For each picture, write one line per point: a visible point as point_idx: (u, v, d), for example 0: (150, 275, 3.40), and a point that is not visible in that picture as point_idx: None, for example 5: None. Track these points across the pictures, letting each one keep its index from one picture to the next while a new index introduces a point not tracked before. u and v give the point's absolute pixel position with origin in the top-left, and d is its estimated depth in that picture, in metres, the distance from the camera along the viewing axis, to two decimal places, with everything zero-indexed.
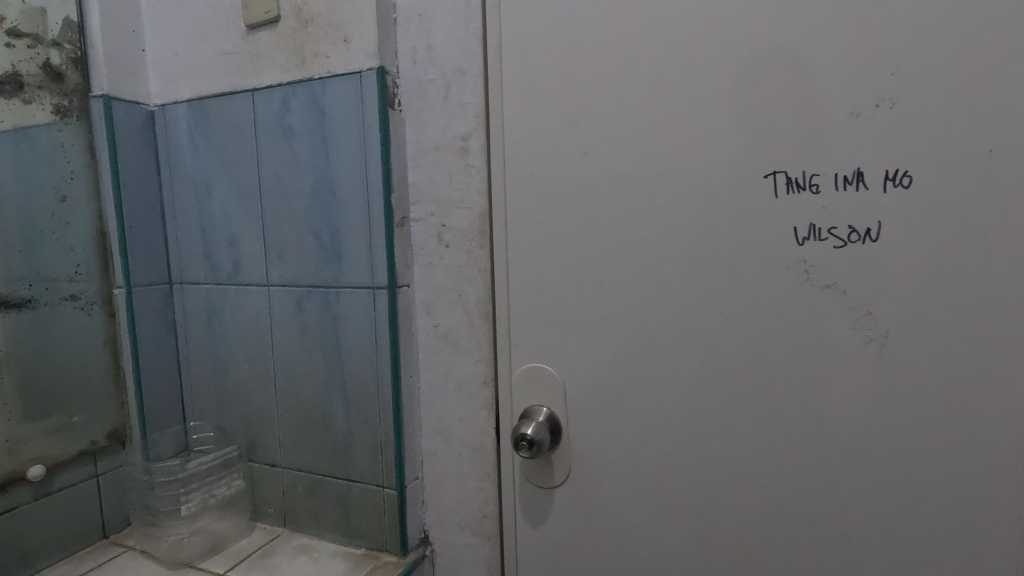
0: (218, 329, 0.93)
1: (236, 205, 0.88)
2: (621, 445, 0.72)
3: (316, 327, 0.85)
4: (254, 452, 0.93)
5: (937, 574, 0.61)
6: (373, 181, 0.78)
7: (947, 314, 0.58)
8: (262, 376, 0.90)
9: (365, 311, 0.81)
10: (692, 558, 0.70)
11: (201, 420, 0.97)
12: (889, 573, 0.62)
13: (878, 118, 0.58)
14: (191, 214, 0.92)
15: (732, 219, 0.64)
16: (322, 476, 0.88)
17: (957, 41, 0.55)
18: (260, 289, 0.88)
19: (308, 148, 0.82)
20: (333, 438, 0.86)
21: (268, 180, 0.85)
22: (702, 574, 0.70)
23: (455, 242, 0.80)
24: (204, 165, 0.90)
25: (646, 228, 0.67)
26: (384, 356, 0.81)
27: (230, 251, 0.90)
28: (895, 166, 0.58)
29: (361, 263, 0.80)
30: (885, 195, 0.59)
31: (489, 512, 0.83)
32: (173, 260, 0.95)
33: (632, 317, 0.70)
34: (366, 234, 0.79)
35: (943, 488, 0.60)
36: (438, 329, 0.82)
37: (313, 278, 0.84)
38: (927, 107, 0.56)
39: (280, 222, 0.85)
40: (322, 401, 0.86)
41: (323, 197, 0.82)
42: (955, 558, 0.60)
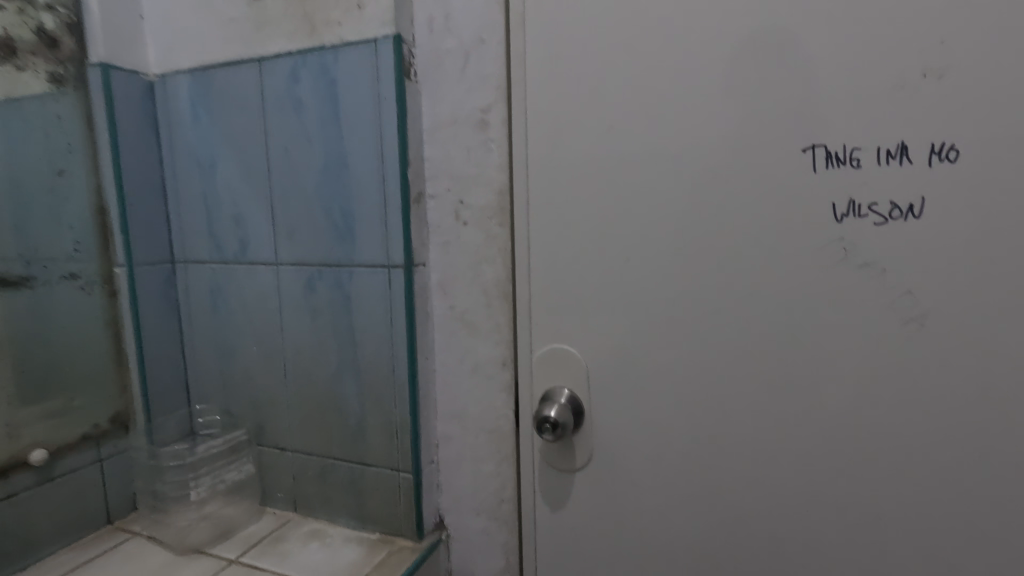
0: (225, 310, 0.90)
1: (242, 180, 0.85)
2: (645, 428, 0.70)
3: (328, 308, 0.82)
4: (263, 436, 0.90)
5: (971, 558, 0.60)
6: (388, 155, 0.75)
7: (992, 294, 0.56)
8: (271, 358, 0.88)
9: (379, 291, 0.78)
10: (717, 542, 0.69)
11: (207, 403, 0.94)
12: (921, 557, 0.61)
13: (926, 89, 0.55)
14: (194, 190, 0.89)
15: (768, 195, 0.62)
16: (334, 460, 0.86)
17: (1012, 7, 0.52)
18: (268, 269, 0.85)
19: (319, 120, 0.78)
20: (346, 421, 0.84)
21: (276, 154, 0.82)
22: (727, 558, 0.69)
23: (473, 220, 0.77)
24: (208, 138, 0.86)
25: (677, 205, 0.65)
26: (399, 337, 0.78)
27: (236, 229, 0.86)
28: (944, 140, 0.55)
29: (376, 240, 0.77)
30: (929, 170, 0.56)
31: (507, 495, 0.81)
32: (176, 238, 0.92)
33: (659, 297, 0.67)
34: (381, 210, 0.76)
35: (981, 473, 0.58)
36: (455, 310, 0.80)
37: (325, 256, 0.81)
38: (979, 77, 0.54)
39: (289, 198, 0.82)
40: (335, 384, 0.84)
41: (335, 172, 0.78)
42: (990, 544, 0.59)
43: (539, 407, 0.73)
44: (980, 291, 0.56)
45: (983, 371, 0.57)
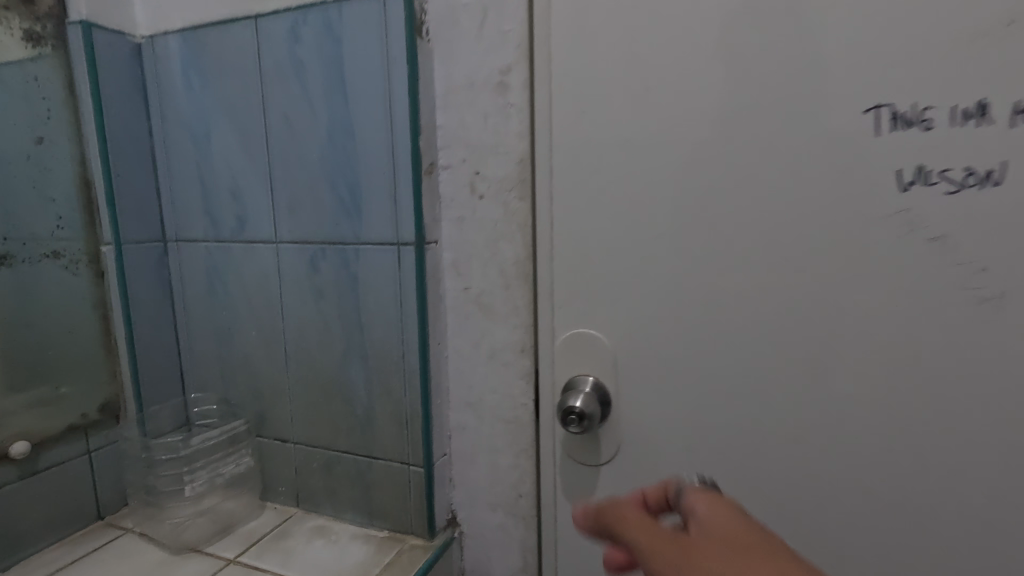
0: (221, 291, 0.84)
1: (239, 151, 0.78)
2: (679, 418, 0.65)
3: (332, 289, 0.76)
4: (263, 427, 0.84)
5: None
6: (398, 121, 0.69)
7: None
8: (271, 343, 0.82)
9: (388, 269, 0.72)
10: None
11: (203, 392, 0.88)
12: (986, 561, 0.56)
13: (1011, 39, 0.49)
14: (187, 162, 0.82)
15: (824, 160, 0.55)
16: (340, 452, 0.80)
17: None
18: (268, 247, 0.79)
19: (322, 84, 0.71)
20: (352, 411, 0.78)
21: (276, 121, 0.75)
22: None
23: (490, 193, 0.70)
24: (201, 105, 0.79)
25: (719, 174, 0.59)
26: (410, 321, 0.72)
27: (233, 204, 0.80)
28: None
29: (384, 215, 0.71)
30: (1013, 131, 0.50)
31: (525, 491, 0.75)
32: (168, 215, 0.85)
33: (698, 275, 0.61)
34: (390, 183, 0.70)
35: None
36: (470, 291, 0.74)
37: (329, 233, 0.75)
38: None
39: (289, 170, 0.75)
40: (340, 371, 0.78)
41: (340, 140, 0.72)
42: None
43: (563, 397, 0.67)
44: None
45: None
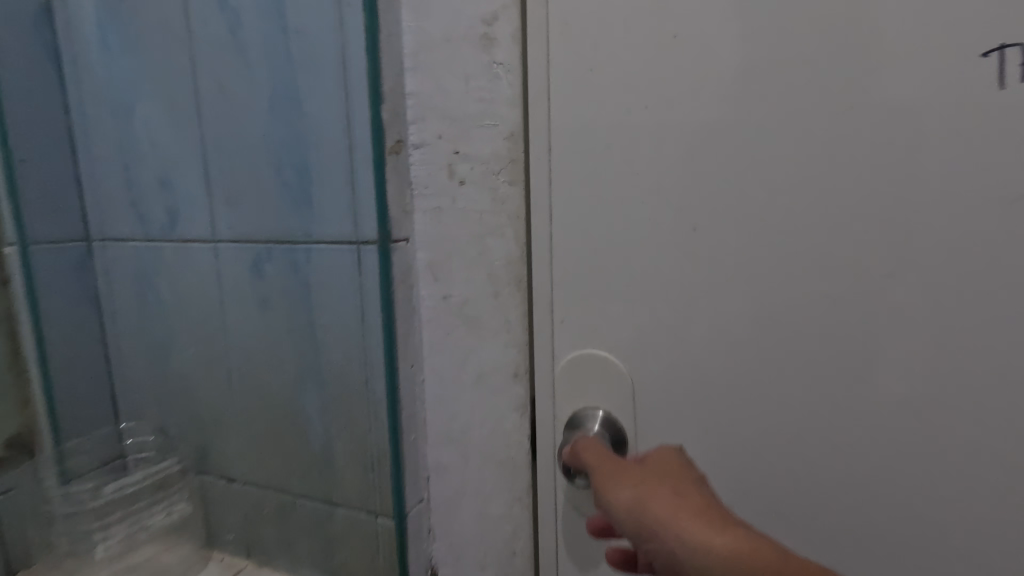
0: (153, 300, 0.70)
1: (167, 129, 0.64)
2: (720, 469, 0.49)
3: (280, 298, 0.61)
4: (206, 463, 0.70)
5: None
6: (354, 85, 0.54)
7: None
8: (213, 363, 0.68)
9: (346, 274, 0.58)
10: None
11: (137, 420, 0.74)
12: None
13: None
14: (110, 144, 0.68)
15: (923, 124, 0.41)
16: (295, 496, 0.66)
17: None
18: (205, 247, 0.65)
19: (261, 41, 0.57)
20: (308, 446, 0.64)
21: (208, 90, 0.60)
22: None
23: (474, 177, 0.56)
24: (122, 74, 0.65)
25: (776, 146, 0.44)
26: (375, 338, 0.58)
27: (162, 194, 0.66)
28: None
29: (340, 206, 0.56)
30: None
31: (521, 546, 0.61)
32: (91, 208, 0.71)
33: (747, 280, 0.47)
34: (346, 165, 0.56)
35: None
36: (449, 301, 0.59)
37: (274, 229, 0.60)
38: None
39: (226, 151, 0.61)
40: (293, 398, 0.63)
41: (283, 112, 0.57)
42: None
43: (568, 436, 0.53)
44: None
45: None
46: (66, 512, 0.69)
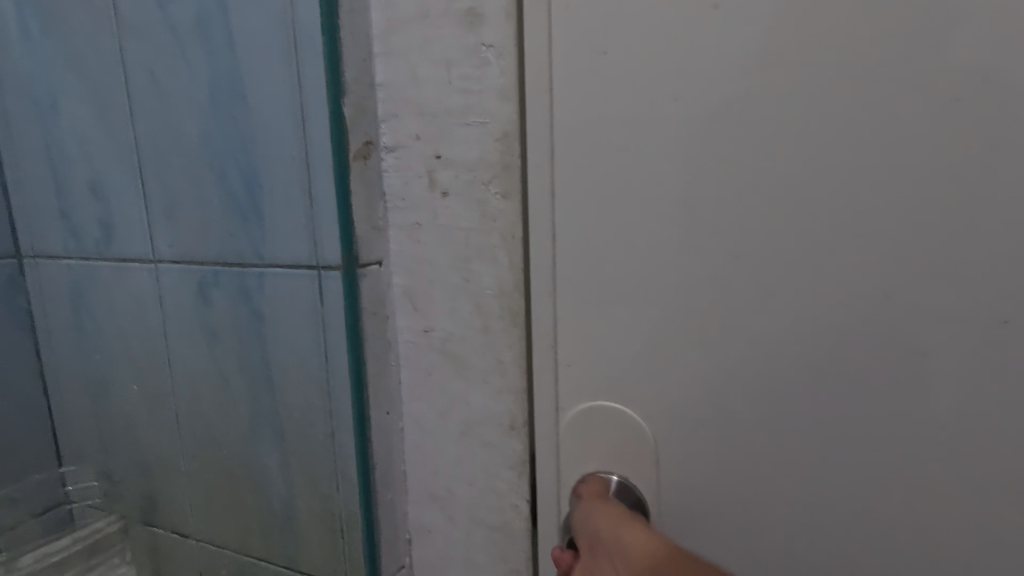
0: (89, 327, 0.60)
1: (96, 127, 0.53)
2: (766, 556, 0.39)
3: (230, 331, 0.51)
4: (155, 514, 0.61)
5: None
6: (308, 72, 0.43)
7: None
8: (158, 402, 0.58)
9: (304, 305, 0.47)
10: None
11: (80, 463, 0.65)
12: None
13: None
14: (34, 145, 0.58)
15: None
16: (254, 559, 0.56)
17: None
18: (144, 267, 0.55)
19: (196, 20, 0.46)
20: (266, 504, 0.54)
21: (139, 81, 0.50)
22: None
23: (458, 187, 0.45)
24: (43, 62, 0.55)
25: (852, 150, 0.33)
26: (339, 382, 0.48)
27: (95, 205, 0.56)
28: None
29: (295, 223, 0.46)
30: None
31: None
32: (20, 220, 0.61)
33: (807, 325, 0.36)
34: (301, 172, 0.45)
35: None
36: (432, 336, 0.49)
37: (220, 248, 0.50)
38: None
39: (162, 154, 0.50)
40: (248, 448, 0.54)
41: (226, 107, 0.47)
42: None
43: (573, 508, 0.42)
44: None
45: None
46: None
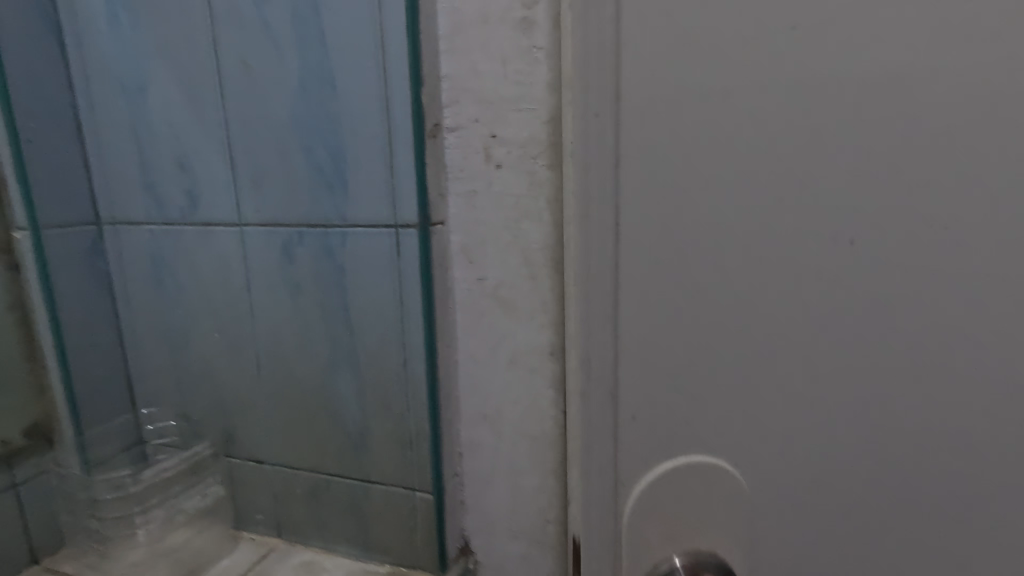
0: (169, 285, 0.68)
1: (187, 108, 0.62)
2: (847, 574, 0.46)
3: (313, 282, 0.61)
4: (233, 446, 0.70)
5: None
6: (393, 67, 0.55)
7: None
8: (239, 347, 0.67)
9: (384, 258, 0.59)
10: None
11: (156, 406, 0.73)
12: None
13: None
14: (120, 123, 0.65)
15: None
16: (328, 476, 0.67)
17: None
18: (229, 231, 0.63)
19: (290, 20, 0.55)
20: (342, 427, 0.64)
21: (231, 69, 0.59)
22: None
23: (511, 161, 0.55)
24: (134, 50, 0.62)
25: (886, 165, 0.40)
26: (412, 320, 0.60)
27: (181, 176, 0.64)
28: None
29: (378, 189, 0.57)
30: None
31: (553, 516, 0.62)
32: (100, 191, 0.68)
33: (874, 337, 0.42)
34: (384, 147, 0.57)
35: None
36: (485, 283, 0.59)
37: (307, 212, 0.60)
38: None
39: (253, 132, 0.60)
40: (326, 382, 0.64)
41: (316, 94, 0.56)
42: None
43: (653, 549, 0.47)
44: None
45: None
46: (110, 495, 0.69)
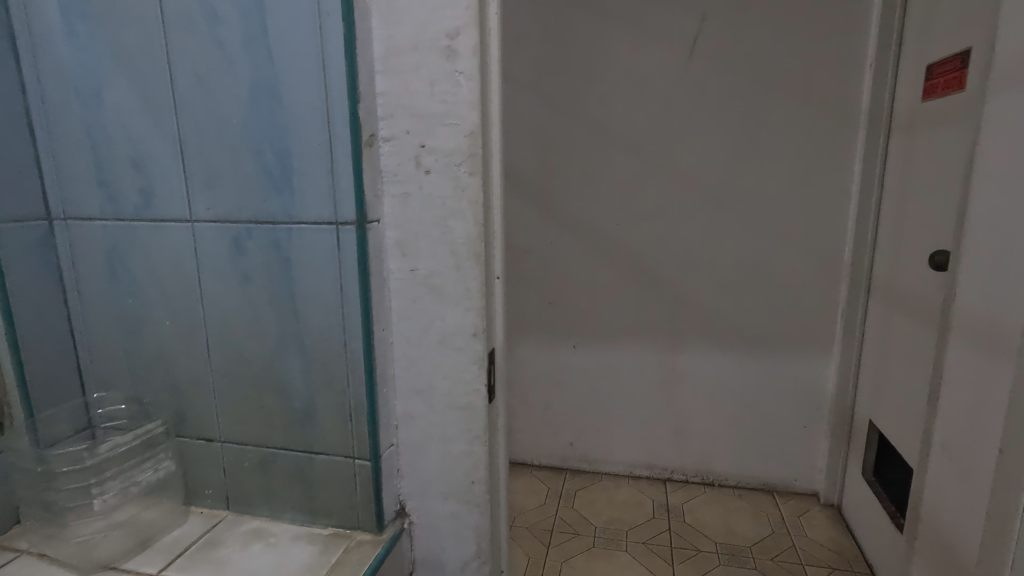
0: (122, 276, 0.73)
1: (142, 113, 0.67)
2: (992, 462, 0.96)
3: (261, 272, 0.68)
4: (184, 426, 0.76)
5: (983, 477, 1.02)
6: (334, 87, 0.61)
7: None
8: (190, 334, 0.73)
9: (326, 251, 0.66)
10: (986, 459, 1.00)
11: (108, 391, 0.78)
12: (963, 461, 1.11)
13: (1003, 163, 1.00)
14: (73, 126, 0.70)
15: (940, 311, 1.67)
16: (275, 449, 0.74)
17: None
18: (181, 226, 0.69)
19: (240, 39, 0.62)
20: (288, 404, 0.72)
21: (184, 80, 0.65)
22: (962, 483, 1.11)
23: (438, 168, 0.65)
24: (89, 59, 0.67)
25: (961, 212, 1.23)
26: (352, 306, 0.66)
27: (136, 175, 0.69)
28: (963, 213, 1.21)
29: (320, 191, 0.64)
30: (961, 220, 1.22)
31: (479, 477, 0.72)
32: (53, 189, 0.73)
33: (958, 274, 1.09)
34: (326, 157, 0.63)
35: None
36: (417, 274, 0.68)
37: (255, 209, 0.67)
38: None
39: (205, 136, 0.66)
40: (274, 363, 0.71)
41: (263, 105, 0.63)
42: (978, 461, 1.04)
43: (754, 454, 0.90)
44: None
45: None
46: (68, 467, 0.76)
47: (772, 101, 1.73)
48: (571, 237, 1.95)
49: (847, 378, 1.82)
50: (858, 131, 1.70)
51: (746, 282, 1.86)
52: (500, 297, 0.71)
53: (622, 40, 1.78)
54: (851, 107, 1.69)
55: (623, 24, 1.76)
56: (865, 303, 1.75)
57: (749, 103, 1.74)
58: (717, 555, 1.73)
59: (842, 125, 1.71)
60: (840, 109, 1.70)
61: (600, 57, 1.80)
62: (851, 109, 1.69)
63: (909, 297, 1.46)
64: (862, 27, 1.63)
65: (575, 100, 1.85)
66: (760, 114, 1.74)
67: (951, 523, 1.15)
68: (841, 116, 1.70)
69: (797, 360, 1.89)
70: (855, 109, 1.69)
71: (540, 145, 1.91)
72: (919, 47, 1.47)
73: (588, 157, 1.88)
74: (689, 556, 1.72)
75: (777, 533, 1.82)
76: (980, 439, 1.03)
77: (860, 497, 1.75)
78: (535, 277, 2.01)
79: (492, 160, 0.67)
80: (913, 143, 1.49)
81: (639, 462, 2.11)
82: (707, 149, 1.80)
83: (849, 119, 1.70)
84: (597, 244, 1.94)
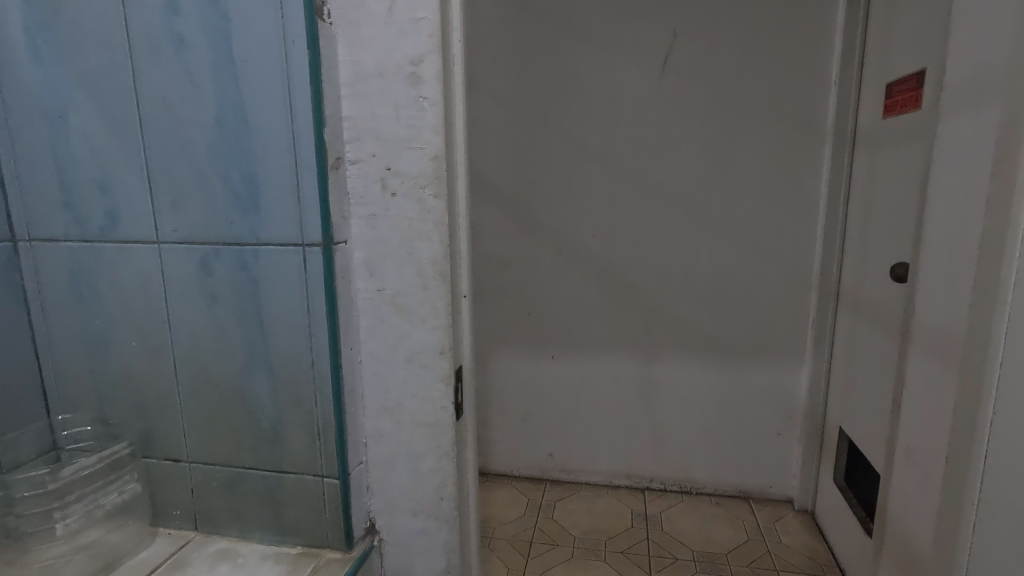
0: (88, 297, 0.73)
1: (108, 136, 0.68)
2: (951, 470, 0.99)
3: (229, 293, 0.69)
4: (151, 448, 0.76)
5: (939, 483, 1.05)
6: (299, 112, 0.62)
7: (1007, 268, 0.87)
8: (157, 354, 0.73)
9: (293, 272, 0.67)
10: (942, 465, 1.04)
11: (73, 412, 0.78)
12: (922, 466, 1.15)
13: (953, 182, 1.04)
14: (39, 148, 0.70)
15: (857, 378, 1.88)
16: (244, 469, 0.74)
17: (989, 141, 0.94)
18: (148, 247, 0.70)
19: (207, 65, 0.63)
20: (256, 423, 0.72)
21: (150, 103, 0.66)
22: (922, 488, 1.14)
23: (404, 190, 0.66)
24: (55, 81, 0.68)
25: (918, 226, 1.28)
26: (319, 326, 0.67)
27: (102, 198, 0.70)
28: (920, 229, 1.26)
29: (287, 213, 0.65)
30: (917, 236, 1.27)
31: (447, 493, 0.73)
32: (17, 210, 0.72)
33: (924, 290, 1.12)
34: (292, 179, 0.64)
35: (996, 425, 0.88)
36: (384, 293, 0.69)
37: (222, 231, 0.67)
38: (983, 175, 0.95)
39: (172, 159, 0.67)
40: (241, 382, 0.71)
41: (230, 129, 0.64)
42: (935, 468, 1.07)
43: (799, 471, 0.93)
44: (1014, 256, 0.86)
45: (1006, 335, 0.88)
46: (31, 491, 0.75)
47: (742, 117, 1.78)
48: (548, 249, 1.97)
49: (818, 386, 1.86)
50: (824, 146, 1.75)
51: (719, 293, 1.90)
52: (466, 314, 0.72)
53: (597, 57, 1.81)
54: (818, 122, 1.75)
55: (597, 41, 1.80)
56: (833, 313, 1.80)
57: (720, 119, 1.79)
58: (694, 562, 1.75)
59: (809, 140, 1.76)
60: (807, 124, 1.75)
61: (575, 73, 1.83)
62: (817, 125, 1.75)
63: (874, 308, 1.51)
64: (826, 47, 1.69)
65: (551, 115, 1.88)
66: (730, 129, 1.79)
67: (911, 528, 1.18)
68: (808, 132, 1.75)
69: (770, 368, 1.93)
70: (821, 125, 1.75)
71: (517, 159, 1.93)
72: (879, 66, 1.53)
73: (565, 171, 1.91)
74: (667, 563, 1.74)
75: (753, 540, 1.84)
76: (935, 446, 1.07)
77: (832, 503, 1.79)
78: (512, 289, 2.03)
79: (457, 183, 0.69)
80: (875, 159, 1.54)
81: (618, 472, 2.12)
82: (680, 164, 1.84)
83: (816, 135, 1.75)
84: (574, 256, 1.96)
